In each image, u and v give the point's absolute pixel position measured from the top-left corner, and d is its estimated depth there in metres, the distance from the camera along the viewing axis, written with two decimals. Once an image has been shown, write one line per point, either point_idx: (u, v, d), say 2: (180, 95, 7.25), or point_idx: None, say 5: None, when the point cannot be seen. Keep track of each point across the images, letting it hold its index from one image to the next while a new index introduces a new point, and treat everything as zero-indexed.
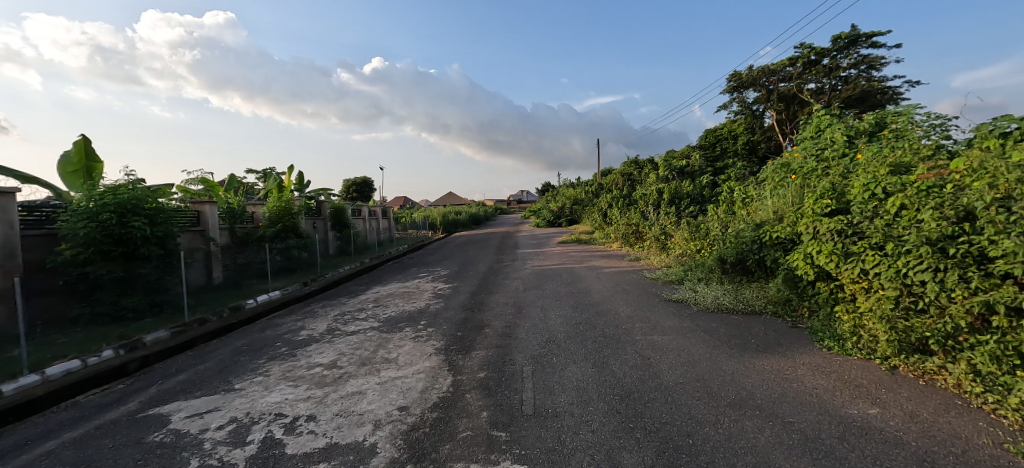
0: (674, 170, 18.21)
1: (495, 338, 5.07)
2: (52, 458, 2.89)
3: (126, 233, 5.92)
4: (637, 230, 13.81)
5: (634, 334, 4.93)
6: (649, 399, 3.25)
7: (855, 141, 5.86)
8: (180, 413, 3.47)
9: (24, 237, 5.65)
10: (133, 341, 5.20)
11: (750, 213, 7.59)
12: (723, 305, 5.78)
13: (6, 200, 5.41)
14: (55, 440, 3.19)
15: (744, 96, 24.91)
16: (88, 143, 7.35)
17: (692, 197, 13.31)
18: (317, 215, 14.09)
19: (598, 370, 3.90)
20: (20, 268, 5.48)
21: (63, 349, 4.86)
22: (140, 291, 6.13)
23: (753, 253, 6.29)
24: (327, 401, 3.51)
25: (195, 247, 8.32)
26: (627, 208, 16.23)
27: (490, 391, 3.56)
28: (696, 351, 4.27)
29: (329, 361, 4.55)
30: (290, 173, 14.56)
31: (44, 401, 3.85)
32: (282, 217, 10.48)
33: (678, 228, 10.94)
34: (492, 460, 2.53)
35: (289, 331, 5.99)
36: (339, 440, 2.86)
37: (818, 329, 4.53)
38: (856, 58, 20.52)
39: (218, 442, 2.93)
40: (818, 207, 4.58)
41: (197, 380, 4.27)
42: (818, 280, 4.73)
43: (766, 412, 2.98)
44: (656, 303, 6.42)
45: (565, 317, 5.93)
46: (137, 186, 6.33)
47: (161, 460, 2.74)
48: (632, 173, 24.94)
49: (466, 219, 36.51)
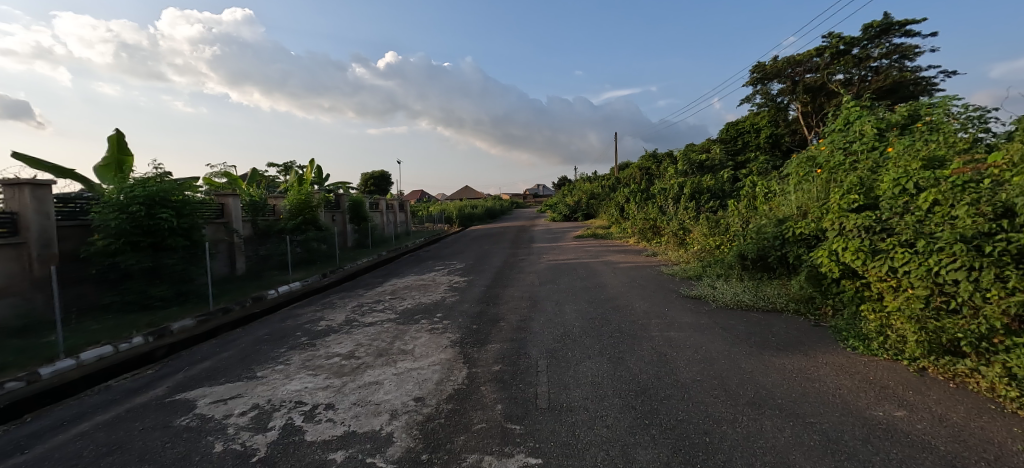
0: (694, 164, 17.85)
1: (509, 332, 5.07)
2: (86, 440, 3.02)
3: (154, 225, 6.13)
4: (654, 224, 13.62)
5: (650, 331, 4.88)
6: (665, 396, 3.21)
7: (886, 134, 5.64)
8: (205, 399, 3.58)
9: (60, 228, 5.91)
10: (160, 328, 5.41)
11: (774, 209, 7.40)
12: (742, 302, 5.67)
13: (42, 192, 5.66)
14: (89, 422, 3.32)
15: (768, 88, 24.21)
16: (122, 138, 7.64)
17: (712, 192, 12.99)
18: (336, 208, 14.35)
19: (613, 365, 3.89)
20: (56, 257, 5.75)
21: (96, 335, 5.08)
22: (167, 281, 6.36)
23: (774, 249, 6.13)
24: (345, 390, 3.58)
25: (219, 238, 8.57)
26: (644, 203, 15.96)
27: (505, 384, 3.57)
28: (714, 349, 4.20)
29: (347, 352, 4.64)
30: (310, 167, 14.89)
31: (77, 385, 4.01)
32: (302, 209, 10.81)
33: (696, 223, 10.76)
34: (506, 453, 2.54)
35: (309, 321, 6.12)
36: (356, 429, 2.91)
37: (843, 328, 4.39)
38: (888, 47, 19.70)
39: (241, 427, 3.01)
40: (844, 203, 4.41)
41: (220, 368, 4.39)
42: (843, 278, 4.60)
43: (786, 412, 2.91)
44: (673, 299, 6.34)
45: (580, 311, 5.91)
46: (164, 179, 6.53)
47: (187, 443, 2.84)
48: (650, 167, 24.58)
49: (481, 213, 36.71)
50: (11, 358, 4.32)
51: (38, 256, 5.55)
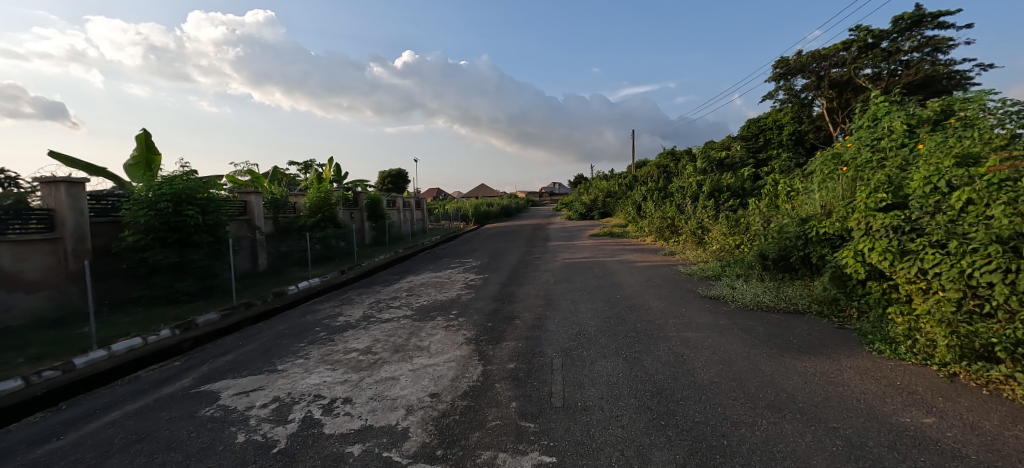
0: (713, 162, 17.52)
1: (524, 330, 5.07)
2: (117, 427, 3.15)
3: (180, 221, 6.33)
4: (672, 223, 13.44)
5: (667, 330, 4.82)
6: (681, 397, 3.17)
7: (917, 130, 5.44)
8: (228, 391, 3.69)
9: (93, 224, 6.16)
10: (186, 322, 5.59)
11: (796, 208, 7.22)
12: (763, 303, 5.55)
13: (76, 189, 5.90)
14: (119, 410, 3.46)
15: (791, 84, 23.60)
16: (150, 137, 7.90)
17: (732, 190, 12.71)
18: (354, 206, 14.57)
19: (628, 364, 3.85)
20: (89, 252, 5.99)
21: (126, 327, 5.27)
22: (192, 276, 6.56)
23: (797, 249, 5.98)
24: (362, 385, 3.64)
25: (242, 235, 8.79)
26: (661, 202, 15.75)
27: (520, 381, 3.57)
28: (733, 350, 4.12)
29: (365, 347, 4.71)
30: (329, 165, 15.14)
31: (108, 375, 4.17)
32: (321, 206, 11.05)
33: (715, 222, 10.57)
34: (520, 450, 2.54)
35: (328, 316, 6.24)
36: (373, 423, 2.96)
37: (868, 331, 4.25)
38: (919, 40, 18.98)
39: (262, 419, 3.09)
40: (871, 202, 4.27)
41: (243, 360, 4.51)
42: (869, 279, 4.46)
43: (807, 416, 2.84)
44: (690, 299, 6.24)
45: (595, 310, 5.88)
46: (190, 177, 6.73)
47: (211, 433, 2.93)
48: (668, 165, 24.23)
49: (497, 211, 36.80)
50: (48, 348, 4.52)
51: (73, 251, 5.80)
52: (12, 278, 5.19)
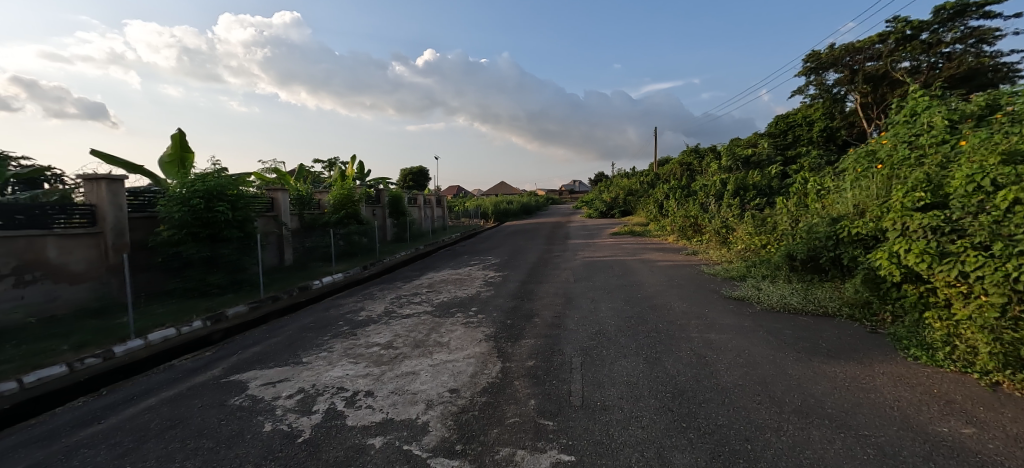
0: (739, 159, 17.05)
1: (543, 328, 5.06)
2: (153, 413, 3.29)
3: (212, 217, 6.56)
4: (695, 222, 13.18)
5: (689, 331, 4.74)
6: (704, 400, 3.11)
7: (959, 126, 5.17)
8: (256, 381, 3.81)
9: (131, 219, 6.44)
10: (217, 314, 5.80)
11: (827, 207, 6.97)
12: (790, 305, 5.38)
13: (116, 186, 6.17)
14: (155, 397, 3.62)
15: (823, 79, 22.75)
16: (184, 136, 8.20)
17: (759, 189, 12.30)
18: (376, 203, 14.81)
19: (649, 365, 3.80)
20: (127, 246, 6.27)
21: (161, 318, 5.51)
22: (222, 269, 6.79)
23: (827, 249, 5.78)
24: (383, 379, 3.70)
25: (269, 231, 9.05)
26: (685, 200, 15.44)
27: (539, 379, 3.57)
28: (758, 353, 4.02)
29: (386, 342, 4.79)
30: (352, 162, 15.42)
31: (145, 363, 4.37)
32: (345, 203, 11.26)
33: (741, 221, 10.30)
34: (539, 448, 2.54)
35: (351, 311, 6.38)
36: (394, 416, 3.01)
37: (903, 336, 4.07)
38: (963, 31, 18.01)
39: (288, 409, 3.19)
40: (908, 201, 4.09)
41: (269, 352, 4.65)
42: (904, 282, 4.27)
43: (837, 422, 2.75)
44: (714, 300, 6.11)
45: (615, 309, 5.82)
46: (221, 175, 6.97)
47: (239, 422, 3.03)
48: (692, 162, 23.73)
49: (517, 208, 36.79)
50: (90, 336, 4.76)
51: (113, 245, 6.07)
52: (57, 270, 5.48)
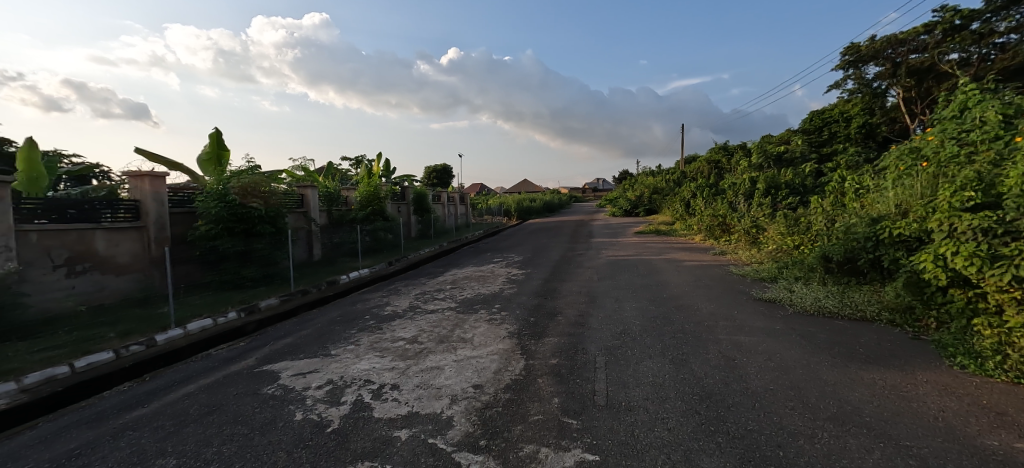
0: (771, 157, 16.49)
1: (566, 326, 5.04)
2: (192, 399, 3.46)
3: (246, 213, 6.79)
4: (723, 221, 12.84)
5: (717, 333, 4.63)
6: (733, 403, 3.03)
7: (1014, 122, 4.86)
8: (287, 371, 3.94)
9: (172, 214, 6.76)
10: (251, 306, 6.02)
11: (866, 207, 6.67)
12: (825, 309, 5.19)
13: (158, 182, 6.48)
14: (194, 384, 3.79)
15: (862, 72, 21.75)
16: (220, 135, 8.53)
17: (791, 188, 11.68)
18: (401, 200, 15.05)
19: (675, 366, 3.74)
20: (168, 239, 6.58)
21: (199, 309, 5.76)
22: (255, 263, 7.04)
23: (866, 251, 5.54)
24: (409, 373, 3.77)
25: (299, 226, 9.32)
26: (712, 198, 15.05)
27: (562, 378, 3.56)
28: (790, 357, 3.89)
29: (411, 336, 4.87)
30: (378, 160, 15.71)
31: (184, 351, 4.58)
32: (371, 200, 11.49)
33: (772, 221, 9.97)
34: (563, 446, 2.54)
35: (377, 306, 6.52)
36: (419, 409, 3.06)
37: (950, 343, 3.86)
38: (1019, 20, 16.88)
39: (318, 400, 3.28)
40: (956, 201, 3.87)
41: (300, 344, 4.80)
42: (951, 286, 4.06)
43: (875, 431, 2.64)
44: (743, 301, 5.95)
45: (640, 309, 5.74)
46: (255, 172, 7.21)
47: (272, 410, 3.14)
48: (721, 160, 23.11)
49: (540, 206, 36.72)
50: (135, 325, 5.02)
51: (155, 238, 6.39)
52: (105, 261, 5.81)
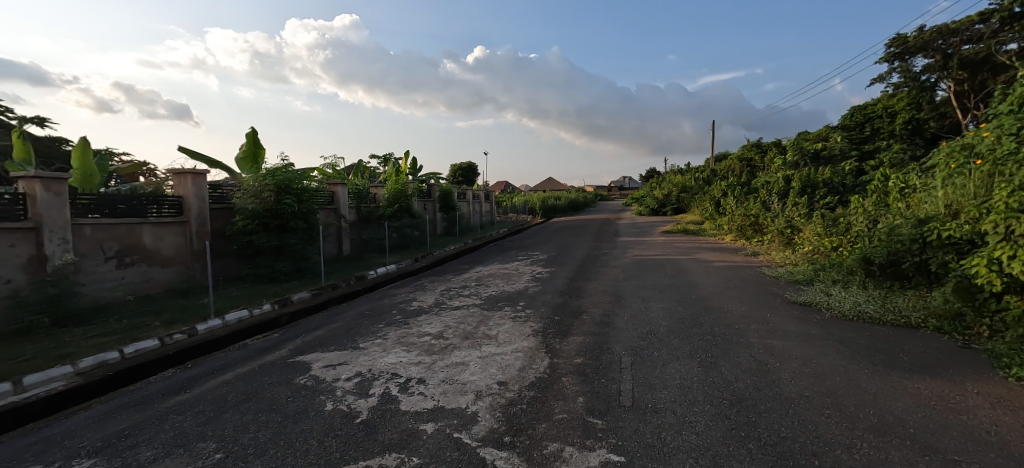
0: (808, 154, 15.83)
1: (591, 326, 4.99)
2: (230, 386, 3.62)
3: (280, 209, 7.03)
4: (756, 221, 12.43)
5: (748, 336, 4.49)
6: (765, 409, 2.94)
7: None
8: (318, 363, 4.07)
9: (212, 209, 7.08)
10: (284, 299, 6.24)
11: (911, 208, 6.34)
12: (865, 314, 4.95)
13: (199, 179, 6.80)
14: (231, 373, 3.97)
15: (908, 65, 20.58)
16: (256, 134, 8.86)
17: (830, 186, 11.19)
18: (427, 197, 15.24)
19: (704, 369, 3.65)
20: (208, 234, 6.90)
21: (236, 300, 6.02)
22: (288, 258, 7.29)
23: (911, 254, 5.26)
24: (435, 368, 3.82)
25: (329, 223, 9.59)
26: (744, 197, 14.58)
27: (587, 377, 3.54)
28: (827, 363, 3.73)
29: (437, 332, 4.94)
30: (406, 158, 15.97)
31: (222, 341, 4.79)
32: (398, 197, 11.69)
33: (808, 221, 9.58)
34: (588, 446, 2.53)
35: (403, 301, 6.64)
36: (444, 404, 3.11)
37: (1005, 353, 3.62)
38: None
39: (347, 391, 3.38)
40: (1013, 202, 3.63)
41: (330, 336, 4.95)
42: (1007, 292, 3.81)
43: (919, 444, 2.50)
44: (776, 304, 5.75)
45: (667, 310, 5.63)
46: (289, 170, 7.44)
47: (304, 400, 3.25)
48: (753, 158, 22.37)
49: (565, 204, 36.50)
50: (177, 315, 5.29)
51: (197, 233, 6.71)
52: (151, 254, 6.15)
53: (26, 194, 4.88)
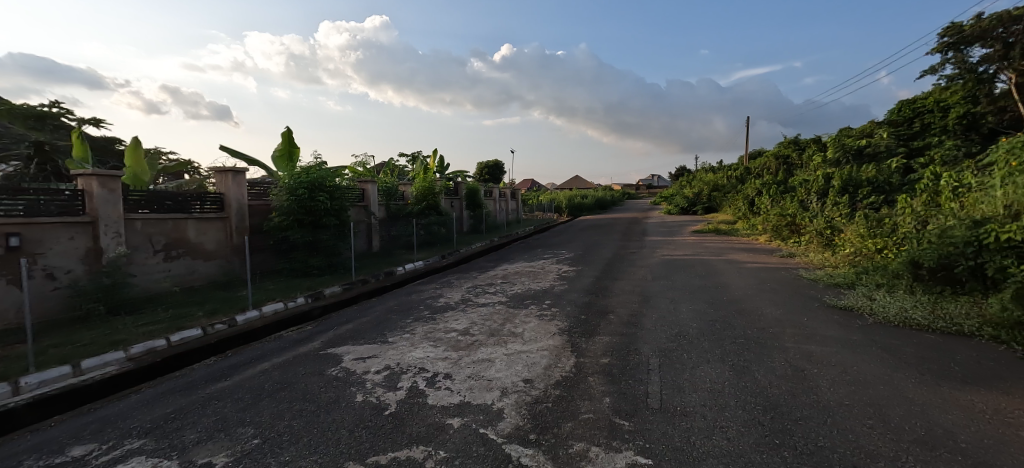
0: (850, 152, 15.08)
1: (618, 326, 4.93)
2: (267, 375, 3.78)
3: (314, 206, 7.26)
4: (793, 221, 11.93)
5: (783, 341, 4.33)
6: (801, 417, 2.83)
7: None
8: (349, 355, 4.19)
9: (250, 206, 7.39)
10: (317, 293, 6.45)
11: (966, 208, 5.94)
12: (912, 320, 4.68)
13: (239, 177, 7.11)
14: (268, 362, 4.14)
15: (964, 56, 19.28)
16: (292, 133, 9.17)
17: (873, 185, 10.53)
18: (454, 195, 15.39)
19: (736, 374, 3.54)
20: (247, 229, 7.21)
21: (272, 293, 6.26)
22: (321, 253, 7.53)
23: (965, 258, 4.93)
24: (461, 363, 3.87)
25: (360, 219, 9.83)
26: (781, 196, 14.03)
27: (614, 377, 3.50)
28: (869, 371, 3.55)
29: (463, 328, 5.00)
30: (434, 156, 16.18)
31: (260, 332, 5.00)
32: (426, 195, 11.84)
33: (850, 222, 9.12)
34: (614, 447, 2.50)
35: (430, 297, 6.74)
36: (470, 400, 3.14)
37: None
38: None
39: (376, 383, 3.46)
40: None
41: (360, 330, 5.09)
42: None
43: (972, 460, 2.35)
44: (813, 308, 5.52)
45: (697, 311, 5.49)
46: (322, 168, 7.67)
47: (336, 390, 3.36)
48: (790, 155, 21.48)
49: (592, 203, 36.11)
50: (219, 306, 5.56)
51: (237, 228, 7.02)
52: (195, 248, 6.48)
53: (84, 190, 5.23)
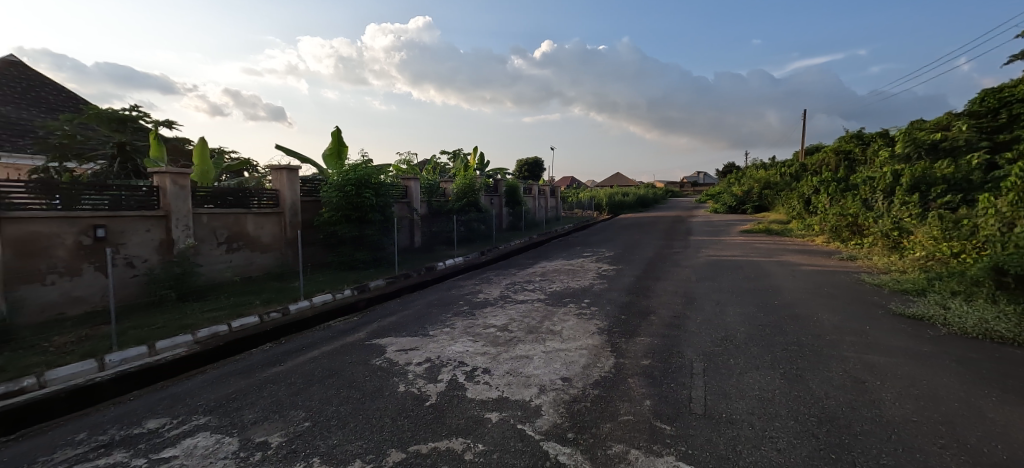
0: (923, 147, 13.84)
1: (660, 327, 4.80)
2: (317, 362, 3.98)
3: (360, 202, 7.57)
4: (855, 221, 11.11)
5: (840, 349, 4.06)
6: (861, 431, 2.64)
7: None
8: (392, 347, 4.34)
9: (302, 202, 7.80)
10: (362, 285, 6.72)
11: None
12: (994, 332, 4.25)
13: (293, 174, 7.51)
14: (318, 350, 4.36)
15: None
16: (341, 132, 9.59)
17: (951, 183, 9.62)
18: (494, 192, 15.49)
19: (788, 382, 3.35)
20: (300, 224, 7.62)
21: (322, 285, 6.59)
22: (367, 248, 7.83)
23: None
24: (500, 359, 3.91)
25: (403, 215, 10.12)
26: (841, 195, 13.09)
27: (655, 380, 3.42)
28: (941, 386, 3.26)
29: (502, 324, 5.05)
30: (475, 154, 16.38)
31: (310, 321, 5.27)
32: (466, 193, 11.81)
33: (922, 223, 8.38)
34: (655, 451, 2.44)
35: (470, 293, 6.84)
36: (509, 395, 3.16)
37: None
38: None
39: (418, 375, 3.56)
40: None
41: (402, 323, 5.25)
42: None
43: None
44: (876, 315, 5.13)
45: (745, 315, 5.25)
46: (368, 165, 7.97)
47: (379, 380, 3.49)
48: (853, 151, 20.00)
49: (633, 201, 35.29)
50: (273, 295, 5.91)
51: (290, 222, 7.43)
52: (254, 240, 6.92)
53: (158, 187, 5.72)
